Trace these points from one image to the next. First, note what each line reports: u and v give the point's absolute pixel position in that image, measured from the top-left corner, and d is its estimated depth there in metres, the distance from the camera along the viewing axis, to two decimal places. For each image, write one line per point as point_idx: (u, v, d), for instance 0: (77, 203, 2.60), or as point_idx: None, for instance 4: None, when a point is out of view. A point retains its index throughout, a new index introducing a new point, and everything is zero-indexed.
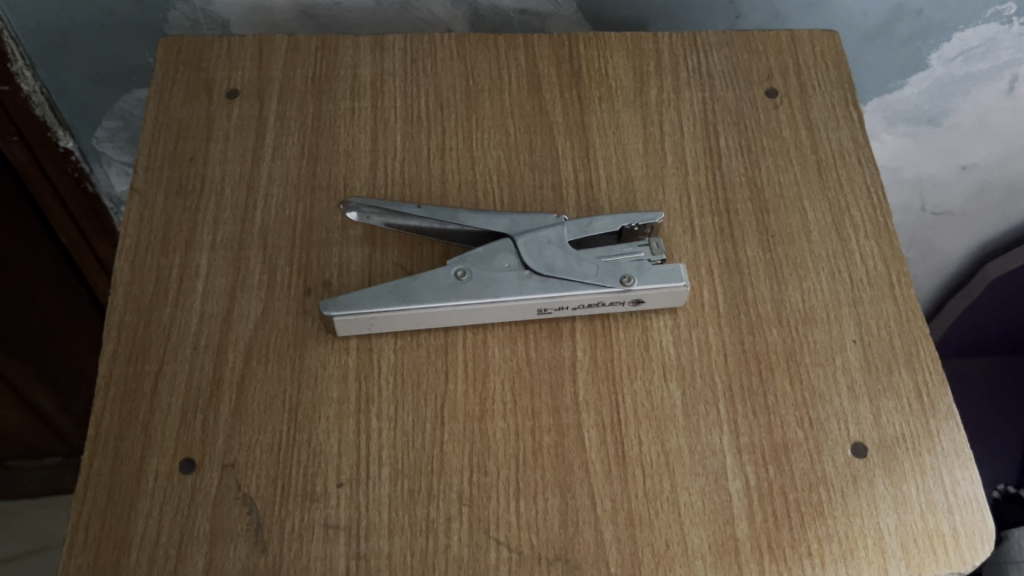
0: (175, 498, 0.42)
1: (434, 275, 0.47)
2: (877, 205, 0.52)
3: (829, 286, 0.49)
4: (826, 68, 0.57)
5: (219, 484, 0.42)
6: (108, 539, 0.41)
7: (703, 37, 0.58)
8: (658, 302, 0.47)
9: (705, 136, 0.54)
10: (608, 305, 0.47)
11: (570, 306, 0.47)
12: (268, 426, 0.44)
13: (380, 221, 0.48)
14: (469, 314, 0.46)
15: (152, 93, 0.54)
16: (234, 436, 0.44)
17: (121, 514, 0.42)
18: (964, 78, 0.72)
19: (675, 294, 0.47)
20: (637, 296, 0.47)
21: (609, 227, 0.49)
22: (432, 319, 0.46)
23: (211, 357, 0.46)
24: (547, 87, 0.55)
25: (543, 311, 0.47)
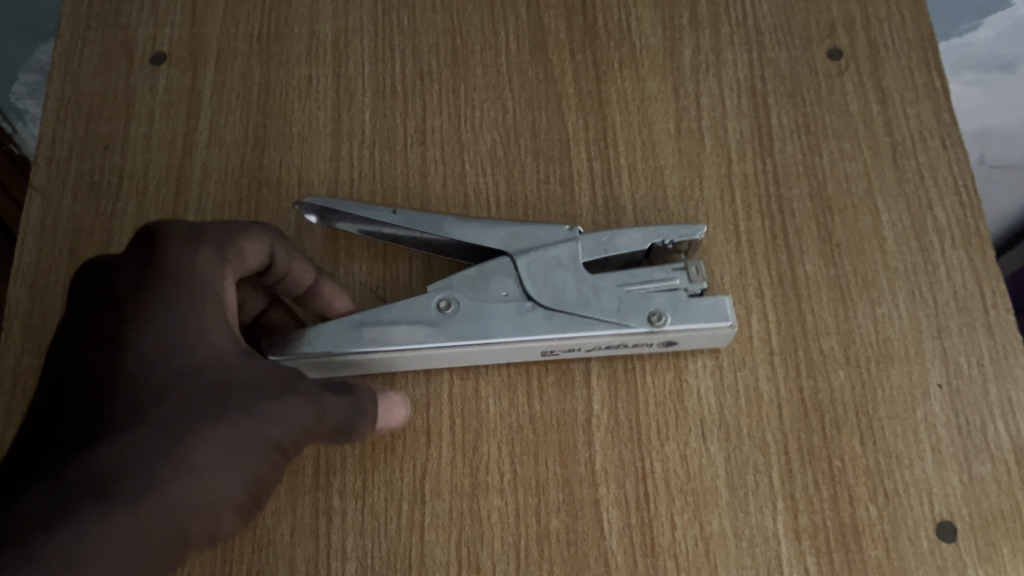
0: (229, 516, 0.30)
1: (411, 304, 0.37)
2: (967, 202, 0.41)
3: (908, 311, 0.39)
4: (902, 20, 0.45)
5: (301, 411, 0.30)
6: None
7: None
8: (697, 344, 0.37)
9: (753, 112, 0.43)
10: (631, 347, 0.37)
11: (584, 349, 0.37)
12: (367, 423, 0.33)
13: (353, 227, 0.39)
14: (457, 357, 0.37)
15: (57, 59, 0.43)
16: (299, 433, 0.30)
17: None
18: None
19: (719, 337, 0.37)
20: (670, 337, 0.37)
21: (635, 244, 0.38)
22: (407, 361, 0.36)
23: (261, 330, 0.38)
24: (554, 48, 0.44)
25: (550, 353, 0.37)
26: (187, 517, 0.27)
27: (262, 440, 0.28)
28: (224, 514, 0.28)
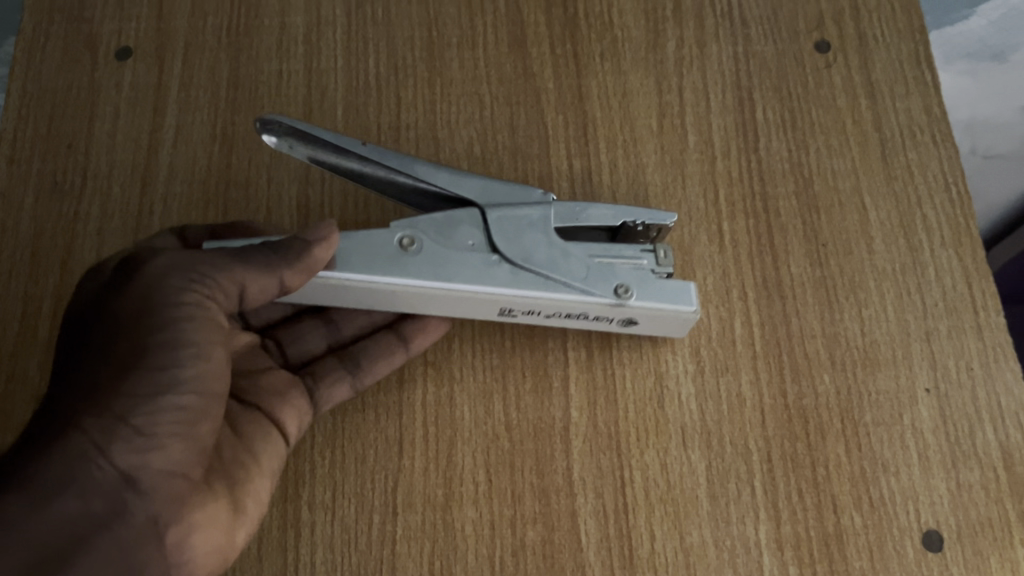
0: (219, 399, 0.31)
1: (372, 235, 0.34)
2: (957, 200, 0.40)
3: (895, 313, 0.38)
4: (891, 13, 0.44)
5: (172, 282, 0.30)
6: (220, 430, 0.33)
7: None
8: (659, 327, 0.36)
9: (738, 107, 0.42)
10: (592, 318, 0.36)
11: (543, 313, 0.35)
12: (271, 266, 0.31)
13: (306, 152, 0.37)
14: (410, 299, 0.35)
15: (19, 55, 0.42)
16: (187, 299, 0.30)
17: (238, 410, 0.34)
18: None
19: (681, 322, 0.36)
20: (634, 315, 0.35)
21: (607, 220, 0.37)
22: (356, 294, 0.34)
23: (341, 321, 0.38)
24: (533, 40, 0.43)
25: (506, 312, 0.35)
26: (106, 427, 0.28)
27: (152, 324, 0.30)
28: (163, 400, 0.29)
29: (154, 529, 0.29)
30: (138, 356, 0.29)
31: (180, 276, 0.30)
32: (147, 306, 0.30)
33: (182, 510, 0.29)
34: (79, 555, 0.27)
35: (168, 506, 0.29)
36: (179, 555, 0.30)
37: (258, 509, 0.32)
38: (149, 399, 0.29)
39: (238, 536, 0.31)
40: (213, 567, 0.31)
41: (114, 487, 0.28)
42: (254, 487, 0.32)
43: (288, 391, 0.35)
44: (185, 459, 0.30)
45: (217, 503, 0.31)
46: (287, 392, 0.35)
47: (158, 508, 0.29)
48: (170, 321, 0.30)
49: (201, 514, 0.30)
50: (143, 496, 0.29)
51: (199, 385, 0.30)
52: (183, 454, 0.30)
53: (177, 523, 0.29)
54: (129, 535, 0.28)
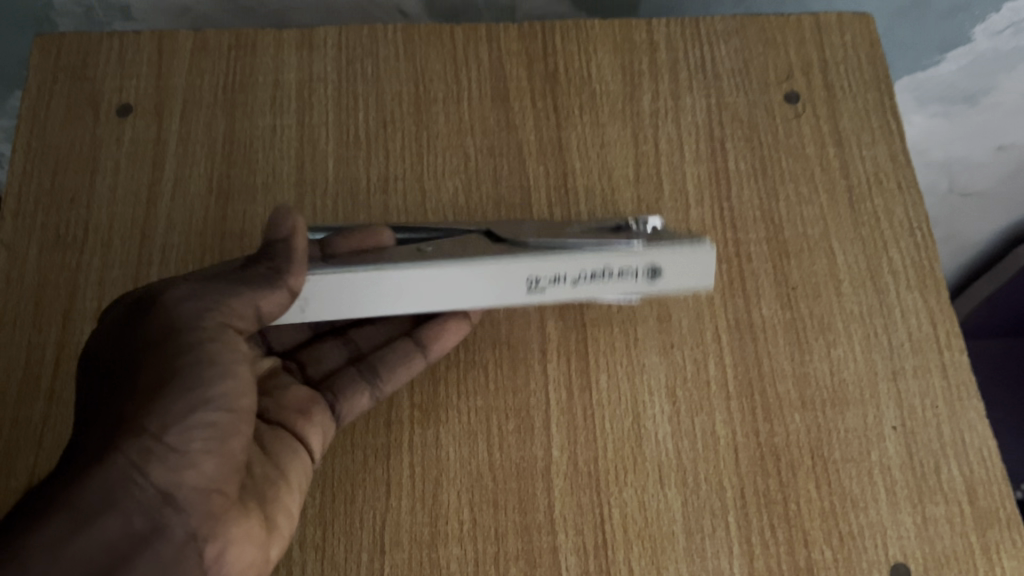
0: (249, 415, 0.32)
1: (386, 252, 0.36)
2: (921, 244, 0.42)
3: (863, 354, 0.40)
4: (858, 64, 0.46)
5: (189, 311, 0.33)
6: (251, 452, 0.34)
7: (706, 25, 0.47)
8: (680, 281, 0.36)
9: (711, 157, 0.44)
10: (618, 275, 0.36)
11: (570, 278, 0.36)
12: (278, 285, 0.33)
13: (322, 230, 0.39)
14: (437, 287, 0.35)
15: (24, 112, 0.44)
16: (205, 324, 0.32)
17: (266, 430, 0.36)
18: (1010, 54, 0.61)
19: (702, 260, 0.36)
20: (654, 261, 0.36)
21: (606, 229, 0.39)
22: (382, 292, 0.35)
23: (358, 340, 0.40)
24: (516, 94, 0.45)
25: (536, 286, 0.36)
26: (144, 450, 0.30)
27: (179, 350, 0.32)
28: (194, 418, 0.31)
29: (191, 545, 0.30)
30: (165, 377, 0.31)
31: (196, 303, 0.33)
32: (170, 330, 0.32)
33: (218, 526, 0.31)
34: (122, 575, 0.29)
35: (205, 521, 0.31)
36: (217, 571, 0.31)
37: (288, 523, 0.34)
38: (179, 420, 0.30)
39: (272, 552, 0.33)
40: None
41: (152, 505, 0.30)
42: (284, 503, 0.34)
43: (315, 406, 0.37)
44: (220, 476, 0.31)
45: (250, 520, 0.32)
46: (311, 409, 0.36)
47: (196, 524, 0.30)
48: (192, 343, 0.32)
49: (240, 530, 0.31)
50: (182, 514, 0.30)
51: (227, 403, 0.31)
52: (219, 472, 0.31)
53: (214, 538, 0.31)
54: (169, 551, 0.30)
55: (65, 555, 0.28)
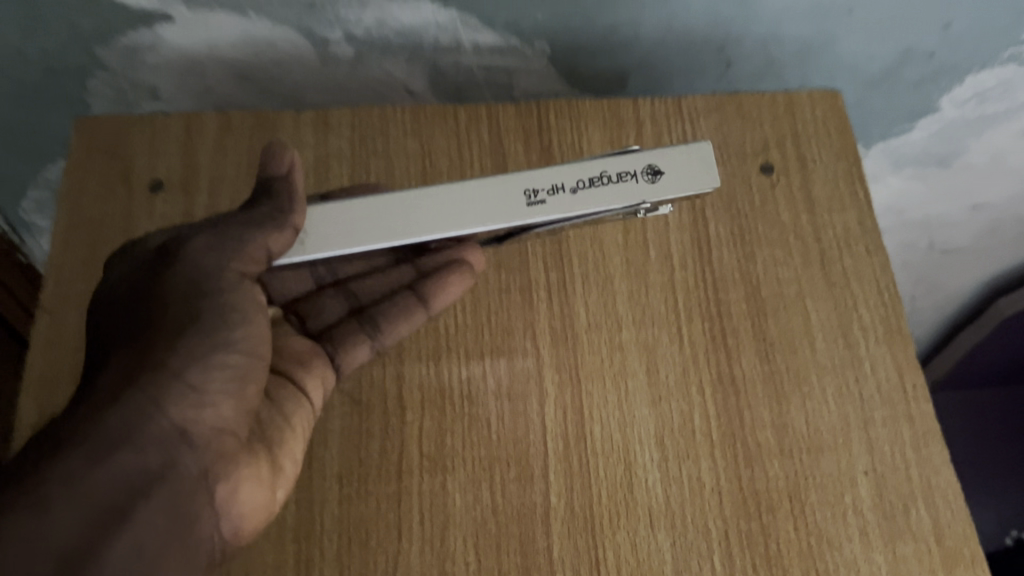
0: (264, 361, 0.37)
1: None
2: (888, 303, 0.46)
3: (836, 404, 0.43)
4: (828, 137, 0.50)
5: (211, 261, 0.37)
6: (260, 401, 0.39)
7: (688, 103, 0.51)
8: (681, 184, 0.39)
9: (693, 225, 0.47)
10: (617, 178, 0.39)
11: (568, 187, 0.39)
12: (285, 226, 0.38)
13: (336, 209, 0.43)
14: (443, 206, 0.39)
15: (63, 189, 0.48)
16: (228, 275, 0.37)
17: (273, 381, 0.40)
18: (977, 121, 0.64)
19: (698, 167, 0.39)
20: (649, 162, 0.39)
21: None
22: (394, 216, 0.39)
23: (356, 294, 0.45)
24: (514, 168, 0.49)
25: (535, 197, 0.39)
26: (167, 389, 0.34)
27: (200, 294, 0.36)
28: (217, 356, 0.35)
29: (205, 482, 0.35)
30: (191, 318, 0.36)
31: (217, 256, 0.37)
32: (196, 280, 0.37)
33: (231, 468, 0.36)
34: (142, 502, 0.32)
35: (218, 460, 0.35)
36: (230, 509, 0.35)
37: (293, 467, 0.39)
38: (203, 361, 0.35)
39: (277, 495, 0.38)
40: (258, 518, 0.37)
41: (170, 439, 0.34)
42: (289, 448, 0.39)
43: (316, 359, 0.42)
44: (234, 418, 0.36)
45: (258, 462, 0.37)
46: (311, 360, 0.41)
47: (209, 461, 0.35)
48: (217, 291, 0.37)
49: (249, 471, 0.36)
50: (196, 452, 0.35)
51: (247, 346, 0.36)
52: (235, 414, 0.36)
53: (225, 477, 0.35)
54: (184, 484, 0.34)
55: (81, 484, 0.31)
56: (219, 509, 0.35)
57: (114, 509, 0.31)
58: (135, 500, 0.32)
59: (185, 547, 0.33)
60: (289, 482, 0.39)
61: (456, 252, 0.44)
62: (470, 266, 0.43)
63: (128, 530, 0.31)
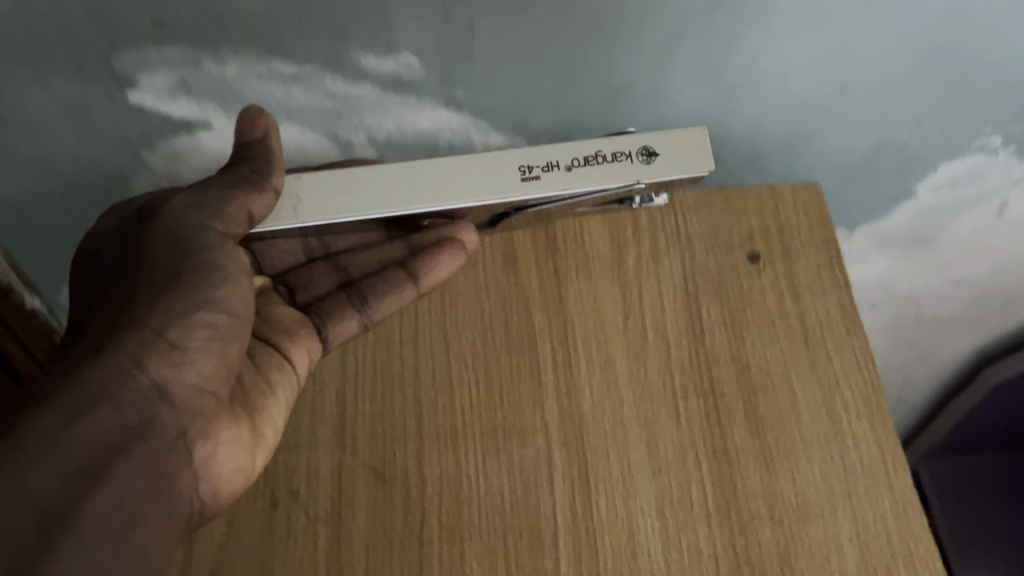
0: (245, 322, 0.43)
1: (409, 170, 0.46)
2: (868, 381, 0.50)
3: (822, 476, 0.47)
4: (810, 228, 0.55)
5: (194, 224, 0.43)
6: (245, 364, 0.46)
7: (680, 197, 0.55)
8: (673, 166, 0.44)
9: (687, 309, 0.52)
10: (613, 157, 0.44)
11: (563, 165, 0.44)
12: (264, 188, 0.43)
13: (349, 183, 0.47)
14: (444, 177, 0.44)
15: None
16: (209, 233, 0.43)
17: (259, 346, 0.47)
18: (953, 204, 0.68)
19: (693, 154, 0.44)
20: (644, 144, 0.44)
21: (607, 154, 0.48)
22: (401, 189, 0.44)
23: (347, 268, 0.52)
24: (523, 257, 0.54)
25: (530, 172, 0.44)
26: (150, 346, 0.40)
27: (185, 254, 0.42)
28: (199, 315, 0.41)
29: (183, 440, 0.41)
30: (173, 278, 0.42)
31: (197, 213, 0.43)
32: (178, 238, 0.43)
33: (210, 428, 0.42)
34: (123, 458, 0.38)
35: (197, 420, 0.41)
36: (208, 467, 0.42)
37: (271, 432, 0.45)
38: (182, 322, 0.41)
39: (255, 461, 0.44)
40: (238, 481, 0.43)
41: (151, 394, 0.40)
42: (270, 416, 0.46)
43: (302, 329, 0.48)
44: (213, 381, 0.42)
45: (238, 425, 0.43)
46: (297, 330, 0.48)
47: (187, 421, 0.41)
48: (199, 246, 0.42)
49: (226, 434, 0.43)
50: (174, 411, 0.40)
51: (227, 306, 0.42)
52: (214, 375, 0.42)
53: (205, 438, 0.42)
54: (160, 440, 0.40)
55: (65, 441, 0.36)
56: (196, 465, 0.41)
57: (97, 461, 0.37)
58: (116, 455, 0.37)
59: (163, 501, 0.39)
60: (269, 446, 0.45)
61: (446, 229, 0.49)
62: (461, 243, 0.48)
63: (111, 480, 0.36)
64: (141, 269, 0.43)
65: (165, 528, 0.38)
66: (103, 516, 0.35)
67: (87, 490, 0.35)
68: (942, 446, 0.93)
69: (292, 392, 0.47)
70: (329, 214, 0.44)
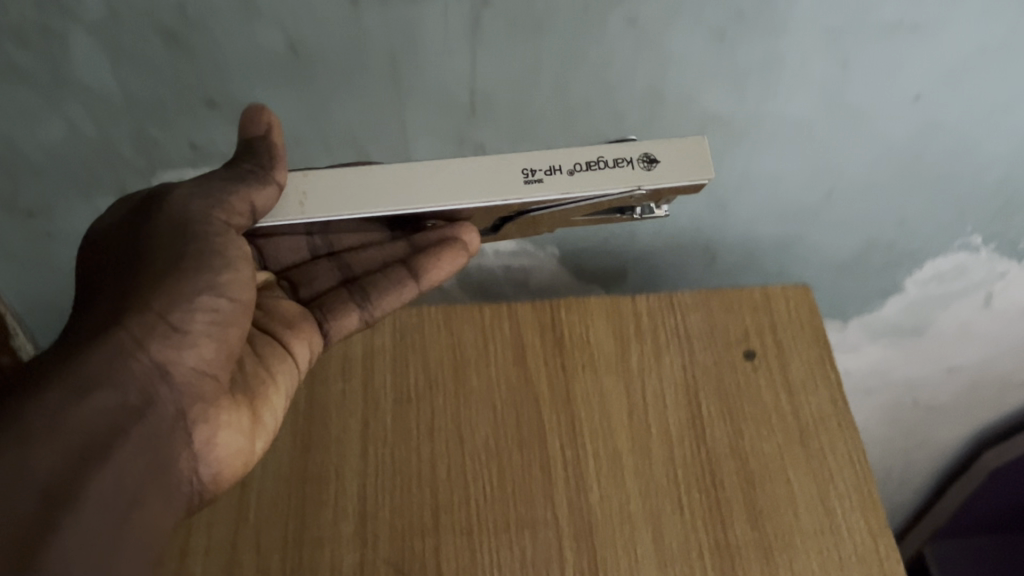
0: (247, 307, 0.43)
1: None
2: (860, 474, 0.52)
3: (820, 566, 0.49)
4: (802, 326, 0.58)
5: (197, 209, 0.42)
6: (246, 352, 0.46)
7: (678, 297, 0.59)
8: (677, 171, 0.43)
9: (688, 404, 0.55)
10: (615, 162, 0.43)
11: (566, 169, 0.43)
12: (268, 182, 0.42)
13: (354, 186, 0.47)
14: (445, 179, 0.43)
15: None
16: (215, 216, 0.42)
17: (259, 336, 0.47)
18: (940, 298, 0.72)
19: (694, 163, 0.43)
20: (646, 150, 0.43)
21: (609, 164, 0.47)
22: (405, 186, 0.43)
23: (350, 265, 0.51)
24: (532, 356, 0.57)
25: (533, 176, 0.43)
26: (152, 330, 0.39)
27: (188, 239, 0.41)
28: (203, 300, 0.41)
29: (182, 422, 0.41)
30: (175, 262, 0.41)
31: (200, 201, 0.42)
32: (180, 224, 0.42)
33: (210, 412, 0.42)
34: (122, 440, 0.38)
35: (198, 403, 0.42)
36: (207, 450, 0.42)
37: (269, 418, 0.46)
38: (184, 305, 0.40)
39: (255, 446, 0.45)
40: (237, 463, 0.44)
41: (152, 375, 0.40)
42: (269, 402, 0.46)
43: (303, 322, 0.49)
44: (214, 365, 0.42)
45: (238, 411, 0.44)
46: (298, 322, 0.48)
47: (187, 404, 0.41)
48: (202, 233, 0.41)
49: (226, 418, 0.43)
50: (174, 393, 0.41)
51: (229, 291, 0.42)
52: (215, 358, 0.42)
53: (205, 422, 0.42)
54: (160, 421, 0.40)
55: (67, 420, 0.36)
56: (196, 448, 0.42)
57: (100, 443, 0.37)
58: (117, 436, 0.37)
59: (161, 483, 0.39)
60: (268, 433, 0.46)
61: (451, 230, 0.48)
62: (464, 244, 0.48)
63: (114, 461, 0.37)
64: (140, 250, 0.41)
65: (164, 510, 0.39)
66: (106, 499, 0.36)
67: (90, 472, 0.36)
68: (943, 530, 0.94)
69: (293, 383, 0.48)
70: (331, 209, 0.43)
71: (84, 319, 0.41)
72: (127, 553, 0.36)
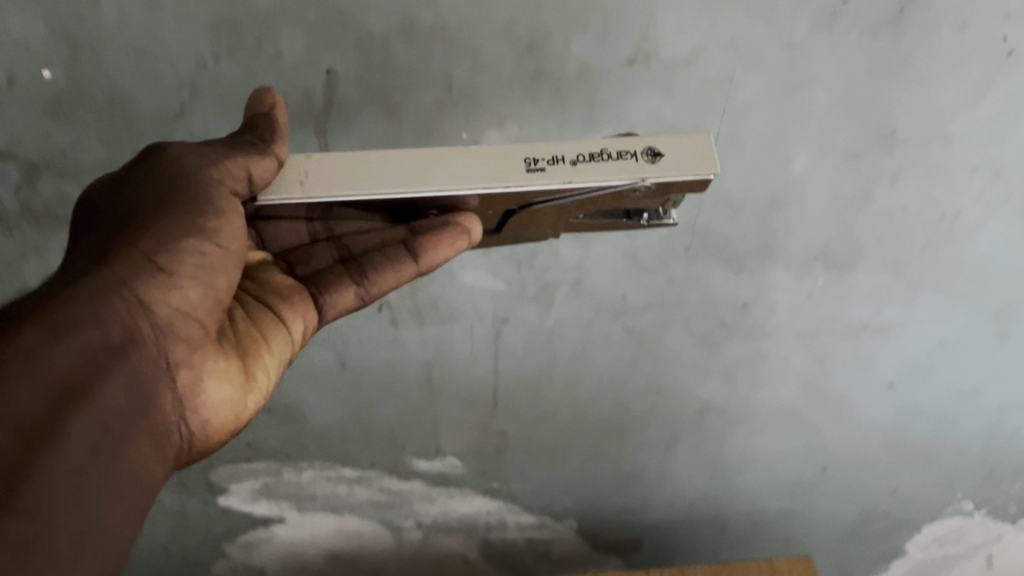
0: (236, 256, 0.40)
1: None
2: None
3: None
4: None
5: (193, 163, 0.38)
6: (236, 308, 0.43)
7: (690, 570, 0.63)
8: (680, 165, 0.39)
9: None
10: (617, 156, 0.39)
11: (568, 159, 0.39)
12: (266, 152, 0.38)
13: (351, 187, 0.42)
14: (450, 165, 0.39)
15: None
16: (207, 173, 0.38)
17: (253, 305, 0.43)
18: (942, 559, 0.75)
19: (701, 154, 0.39)
20: (651, 143, 0.39)
21: None
22: (407, 173, 0.38)
23: (349, 248, 0.46)
24: None
25: (536, 165, 0.39)
26: (136, 270, 0.37)
27: (180, 190, 0.38)
28: (191, 243, 0.38)
29: (168, 371, 0.38)
30: (159, 209, 0.37)
31: (199, 158, 0.38)
32: (172, 175, 0.38)
33: (195, 358, 0.39)
34: (103, 380, 0.34)
35: (181, 346, 0.38)
36: (193, 399, 0.39)
37: (264, 376, 0.42)
38: (172, 249, 0.37)
39: (247, 401, 0.41)
40: (225, 411, 0.40)
41: (134, 310, 0.36)
42: (263, 362, 0.42)
43: (297, 295, 0.45)
44: (199, 308, 0.39)
45: (228, 362, 0.40)
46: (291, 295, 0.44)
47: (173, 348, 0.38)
48: (194, 185, 0.38)
49: (213, 365, 0.40)
50: (157, 331, 0.37)
51: (218, 238, 0.38)
52: (202, 302, 0.39)
53: (191, 367, 0.39)
54: (144, 360, 0.37)
55: (43, 360, 0.33)
56: (182, 393, 0.38)
57: (76, 387, 0.33)
58: (96, 379, 0.34)
59: (149, 428, 0.36)
60: (261, 391, 0.42)
61: (457, 216, 0.43)
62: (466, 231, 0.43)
63: (92, 404, 0.33)
64: (130, 193, 0.38)
65: (153, 458, 0.36)
66: (85, 449, 0.33)
67: (65, 417, 0.32)
68: None
69: (285, 351, 0.44)
70: (332, 192, 0.38)
71: (72, 258, 0.37)
72: (106, 503, 0.33)
